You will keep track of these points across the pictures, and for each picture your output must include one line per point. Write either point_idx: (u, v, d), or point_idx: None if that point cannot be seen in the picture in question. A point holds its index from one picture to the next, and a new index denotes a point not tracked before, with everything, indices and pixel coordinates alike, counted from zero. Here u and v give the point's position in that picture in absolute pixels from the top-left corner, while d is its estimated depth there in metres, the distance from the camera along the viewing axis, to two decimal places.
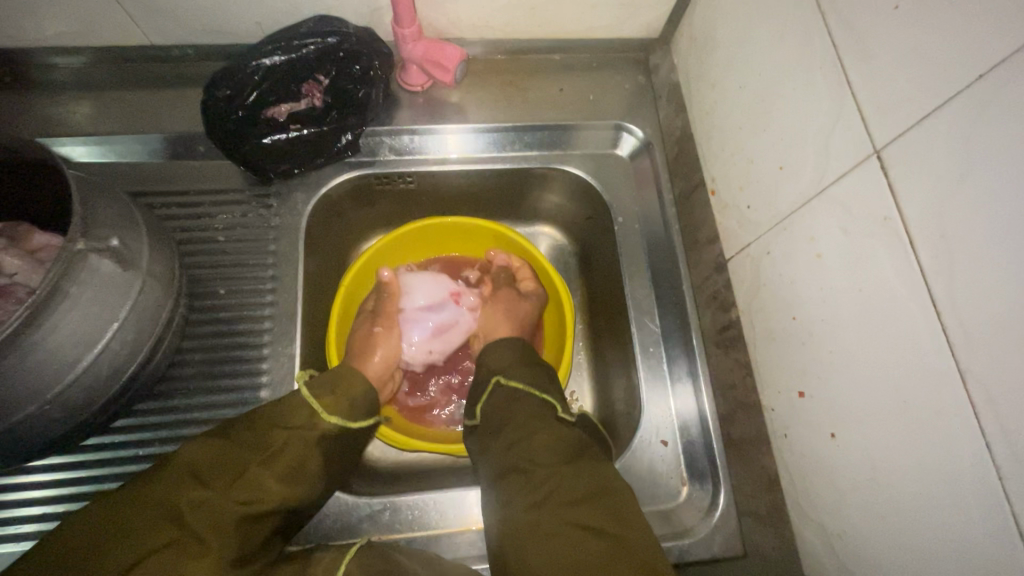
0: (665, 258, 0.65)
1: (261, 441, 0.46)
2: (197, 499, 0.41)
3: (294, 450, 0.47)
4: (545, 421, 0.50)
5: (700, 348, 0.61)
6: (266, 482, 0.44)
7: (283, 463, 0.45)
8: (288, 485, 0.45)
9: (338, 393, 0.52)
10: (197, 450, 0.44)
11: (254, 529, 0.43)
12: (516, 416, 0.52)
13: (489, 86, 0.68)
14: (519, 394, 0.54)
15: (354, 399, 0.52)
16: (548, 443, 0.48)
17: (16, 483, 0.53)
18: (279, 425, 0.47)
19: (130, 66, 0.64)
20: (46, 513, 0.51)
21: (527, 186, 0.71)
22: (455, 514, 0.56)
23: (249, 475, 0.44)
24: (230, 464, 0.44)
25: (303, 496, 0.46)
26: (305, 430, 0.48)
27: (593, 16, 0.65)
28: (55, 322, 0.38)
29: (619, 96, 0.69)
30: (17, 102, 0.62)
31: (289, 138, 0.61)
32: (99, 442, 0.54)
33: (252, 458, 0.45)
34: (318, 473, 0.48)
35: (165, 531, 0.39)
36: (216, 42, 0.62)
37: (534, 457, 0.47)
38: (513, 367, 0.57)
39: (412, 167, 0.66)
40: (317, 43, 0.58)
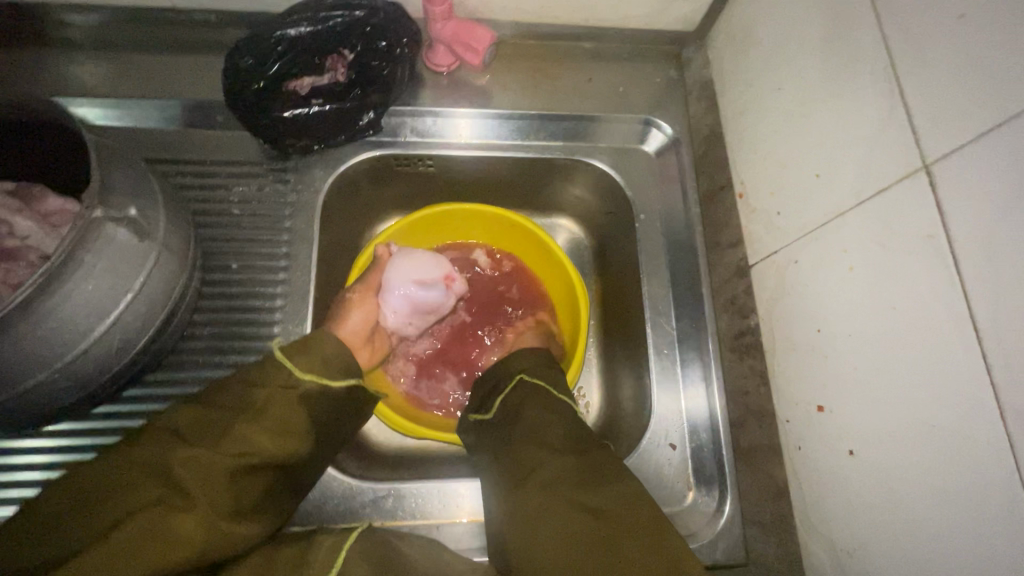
0: (685, 259, 0.64)
1: (242, 400, 0.45)
2: (185, 456, 0.41)
3: (278, 405, 0.46)
4: (554, 418, 0.50)
5: (715, 353, 0.60)
6: (253, 436, 0.43)
7: (270, 418, 0.45)
8: (278, 440, 0.44)
9: (311, 353, 0.49)
10: (181, 414, 0.43)
11: (244, 484, 0.42)
12: (534, 405, 0.52)
13: (518, 72, 0.66)
14: (528, 392, 0.53)
15: (331, 361, 0.50)
16: (559, 442, 0.48)
17: (19, 447, 0.52)
18: (255, 385, 0.46)
19: (149, 28, 0.62)
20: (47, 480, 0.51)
21: (550, 177, 0.69)
22: (456, 506, 0.56)
23: (235, 431, 0.43)
24: (213, 425, 0.43)
25: (295, 452, 0.46)
26: (286, 388, 0.47)
27: (629, 5, 0.62)
28: (70, 290, 0.38)
29: (649, 89, 0.68)
30: (33, 59, 0.61)
31: (310, 113, 0.59)
32: (104, 412, 0.53)
33: (237, 415, 0.44)
34: (305, 429, 0.47)
35: (152, 488, 0.39)
36: (239, 9, 0.60)
37: (547, 449, 0.48)
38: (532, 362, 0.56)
39: (432, 150, 0.64)
40: (344, 15, 0.58)
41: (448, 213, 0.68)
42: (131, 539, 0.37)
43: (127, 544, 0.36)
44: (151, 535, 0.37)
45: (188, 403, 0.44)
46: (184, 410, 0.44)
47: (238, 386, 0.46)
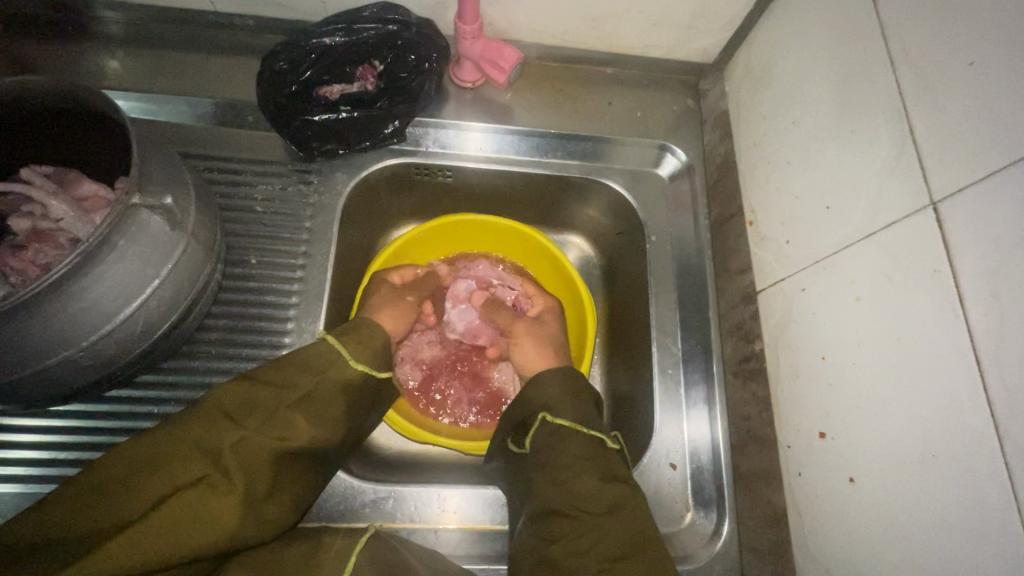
0: (693, 282, 0.65)
1: (291, 384, 0.47)
2: (234, 438, 0.42)
3: (321, 393, 0.48)
4: (589, 467, 0.50)
5: (719, 376, 0.61)
6: (298, 422, 0.46)
7: (311, 405, 0.47)
8: (317, 428, 0.47)
9: (362, 343, 0.53)
10: (229, 394, 0.45)
11: (283, 469, 0.45)
12: (569, 450, 0.51)
13: (539, 92, 0.68)
14: (556, 432, 0.53)
15: (375, 350, 0.54)
16: (592, 492, 0.48)
17: (27, 425, 0.53)
18: (305, 370, 0.49)
19: (188, 28, 0.64)
20: (52, 460, 0.52)
21: (566, 196, 0.71)
22: (453, 513, 0.56)
23: (281, 415, 0.45)
24: (261, 408, 0.45)
25: (331, 440, 0.48)
26: (333, 376, 0.50)
27: (652, 34, 0.65)
28: (101, 272, 0.39)
29: (666, 116, 0.70)
30: (74, 51, 0.63)
31: (337, 120, 0.61)
32: (113, 397, 0.54)
33: (284, 400, 0.46)
34: (344, 419, 0.50)
35: (200, 465, 0.41)
36: (277, 16, 0.63)
37: (578, 503, 0.48)
38: (561, 402, 0.55)
39: (451, 161, 0.66)
40: (377, 28, 0.60)
41: (466, 224, 0.70)
42: (178, 515, 0.38)
43: (175, 520, 0.38)
44: (198, 511, 0.39)
45: (212, 390, 0.45)
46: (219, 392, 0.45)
47: (284, 370, 0.48)
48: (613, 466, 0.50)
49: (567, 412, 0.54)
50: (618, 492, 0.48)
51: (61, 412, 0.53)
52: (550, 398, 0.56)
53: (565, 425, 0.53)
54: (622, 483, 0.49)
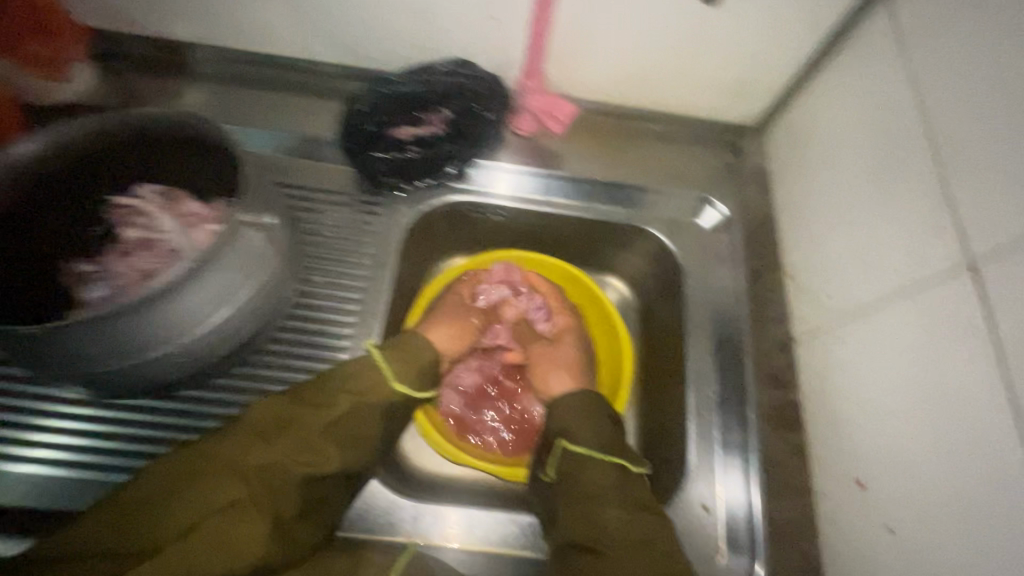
0: (730, 325, 0.66)
1: (325, 405, 0.51)
2: (264, 462, 0.46)
3: (351, 418, 0.51)
4: (610, 494, 0.51)
5: (754, 421, 0.61)
6: (324, 448, 0.49)
7: (339, 431, 0.50)
8: (344, 452, 0.50)
9: (406, 362, 0.56)
10: (266, 415, 0.50)
11: (311, 492, 0.48)
12: (591, 479, 0.52)
13: (589, 142, 0.74)
14: (576, 458, 0.54)
15: (413, 363, 0.57)
16: (619, 524, 0.49)
17: (64, 411, 0.57)
18: (337, 392, 0.52)
19: (278, 70, 0.72)
20: (85, 446, 0.55)
21: (608, 240, 0.74)
22: (461, 533, 0.57)
23: (309, 440, 0.49)
24: (292, 431, 0.49)
25: (358, 463, 0.51)
26: (362, 399, 0.52)
27: (698, 96, 0.70)
28: (208, 277, 0.44)
29: (706, 168, 0.74)
30: (179, 85, 0.71)
31: (407, 158, 0.68)
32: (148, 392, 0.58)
33: (315, 424, 0.50)
34: (372, 440, 0.52)
35: (234, 487, 0.45)
36: (359, 65, 0.70)
37: (603, 536, 0.49)
38: (581, 429, 0.56)
39: (504, 202, 0.71)
40: (451, 81, 0.67)
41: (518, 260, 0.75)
42: (211, 536, 0.42)
43: (207, 541, 0.42)
44: (227, 533, 0.43)
45: (253, 409, 0.50)
46: (260, 412, 0.50)
47: (319, 392, 0.52)
48: (635, 493, 0.52)
49: (584, 434, 0.56)
50: (637, 521, 0.50)
51: (119, 407, 0.57)
52: (570, 422, 0.58)
53: (583, 452, 0.54)
54: (644, 510, 0.51)
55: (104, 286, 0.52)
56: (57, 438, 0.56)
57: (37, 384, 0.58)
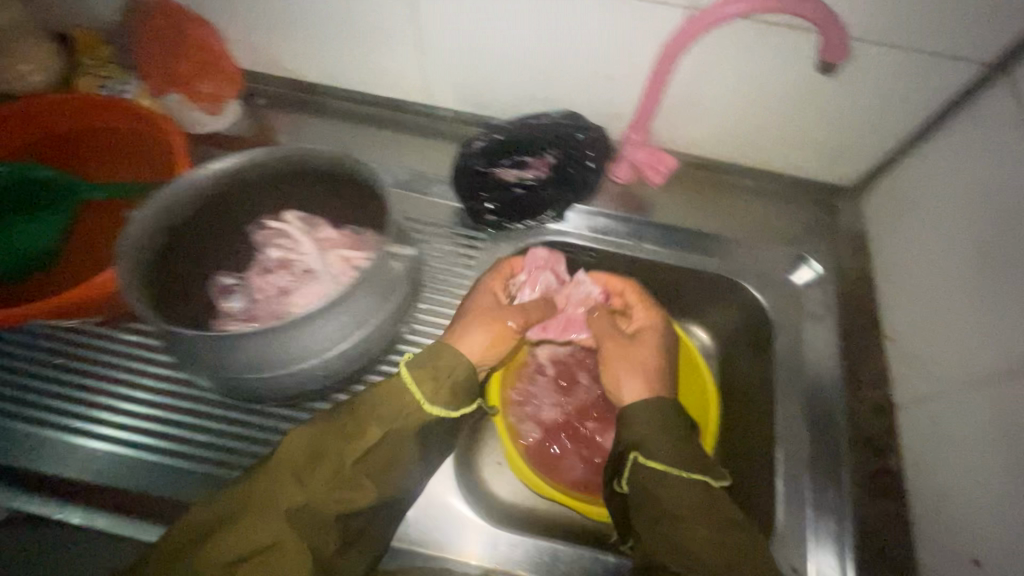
0: (823, 385, 0.66)
1: (359, 436, 0.52)
2: (299, 502, 0.48)
3: (385, 447, 0.53)
4: (699, 516, 0.52)
5: (850, 486, 0.61)
6: (360, 482, 0.51)
7: (373, 464, 0.52)
8: (378, 483, 0.52)
9: (438, 378, 0.56)
10: (297, 451, 0.50)
11: (347, 524, 0.50)
12: (674, 495, 0.53)
13: (685, 194, 0.76)
14: (656, 475, 0.55)
15: (445, 379, 0.56)
16: (709, 543, 0.50)
17: (135, 395, 0.65)
18: (371, 422, 0.53)
19: (400, 113, 0.79)
20: (149, 429, 0.63)
21: (697, 290, 0.75)
22: (485, 552, 0.60)
23: (343, 476, 0.50)
24: (325, 466, 0.50)
25: (394, 491, 0.53)
26: (397, 428, 0.53)
27: (798, 157, 0.71)
28: (353, 294, 0.50)
29: (802, 227, 0.75)
30: (313, 123, 0.79)
31: (512, 196, 0.73)
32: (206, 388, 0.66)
33: (348, 459, 0.51)
34: (409, 467, 0.54)
35: (271, 530, 0.46)
36: (474, 112, 0.76)
37: (692, 554, 0.50)
38: (653, 443, 0.57)
39: (598, 245, 0.74)
40: (558, 127, 0.72)
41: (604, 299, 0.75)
42: None
43: None
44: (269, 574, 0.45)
45: (281, 445, 0.51)
46: (289, 448, 0.50)
47: (349, 425, 0.52)
48: (720, 514, 0.52)
49: (660, 447, 0.56)
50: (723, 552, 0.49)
51: (193, 403, 0.65)
52: (647, 433, 0.58)
53: (658, 467, 0.55)
54: (735, 531, 0.51)
55: (240, 297, 0.58)
56: (128, 418, 0.64)
57: (114, 368, 0.66)
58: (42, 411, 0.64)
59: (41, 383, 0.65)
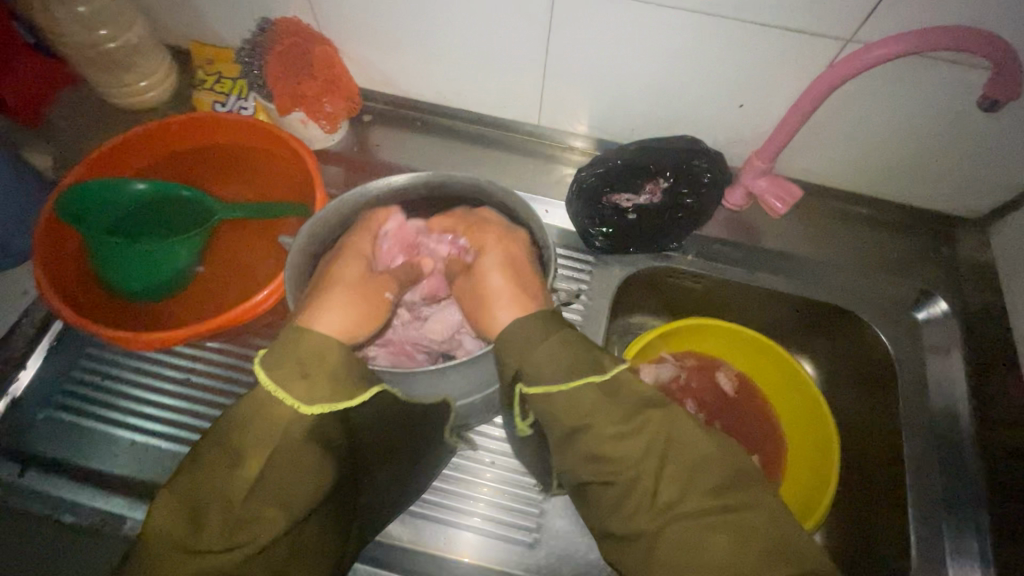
0: (953, 425, 0.64)
1: (242, 457, 0.41)
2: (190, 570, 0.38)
3: (281, 458, 0.42)
4: (600, 417, 0.44)
5: (990, 533, 0.59)
6: (262, 511, 0.40)
7: (273, 484, 0.41)
8: (283, 505, 0.41)
9: (309, 379, 0.44)
10: (171, 514, 0.40)
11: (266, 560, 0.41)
12: (591, 416, 0.44)
13: (798, 222, 0.75)
14: (555, 395, 0.46)
15: (306, 357, 0.44)
16: (636, 441, 0.43)
17: (156, 391, 0.67)
18: (257, 437, 0.42)
19: (507, 133, 0.79)
20: (173, 423, 0.65)
21: (810, 321, 0.74)
22: (476, 548, 0.61)
23: (239, 515, 0.40)
24: (216, 514, 0.40)
25: (309, 500, 0.43)
26: (285, 435, 0.42)
27: (922, 187, 0.69)
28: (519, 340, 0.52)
29: (921, 258, 0.73)
30: (417, 138, 0.79)
31: (625, 223, 0.72)
32: (219, 381, 0.67)
33: (238, 491, 0.40)
34: (314, 463, 0.43)
35: None
36: (585, 135, 0.76)
37: (630, 466, 0.43)
38: (537, 372, 0.47)
39: (710, 271, 0.74)
40: (681, 155, 0.69)
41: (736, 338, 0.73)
42: None
43: None
44: None
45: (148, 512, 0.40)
46: (159, 515, 0.40)
47: (229, 449, 0.42)
48: (626, 399, 0.45)
49: (552, 371, 0.46)
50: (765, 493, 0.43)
51: (213, 390, 0.67)
52: (528, 353, 0.47)
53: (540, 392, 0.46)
54: (643, 409, 0.45)
55: None
56: (155, 411, 0.66)
57: (139, 361, 0.68)
58: (83, 412, 0.65)
59: (86, 381, 0.67)
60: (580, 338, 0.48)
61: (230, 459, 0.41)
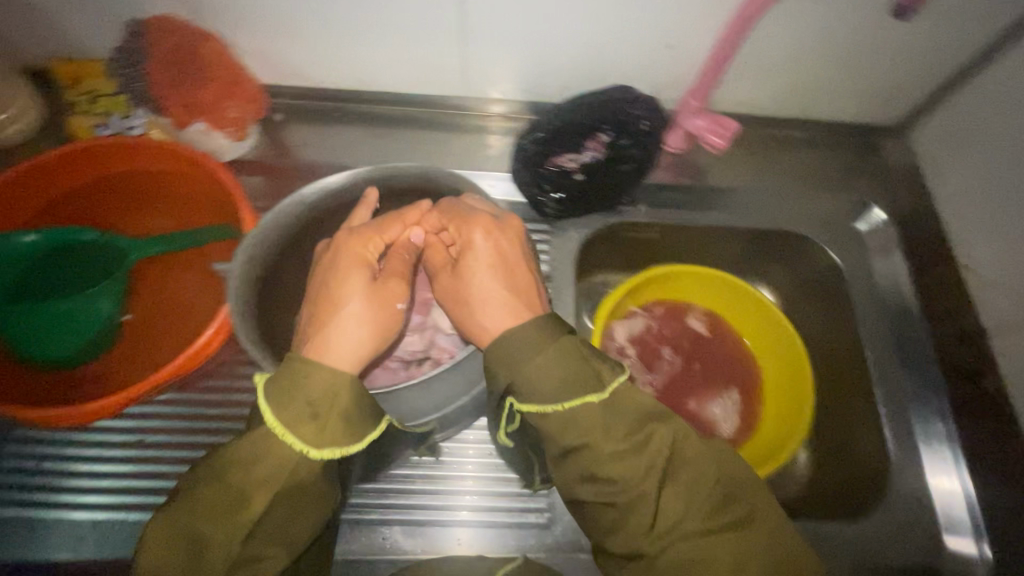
0: (905, 321, 0.69)
1: (241, 497, 0.39)
2: None
3: (281, 498, 0.40)
4: (601, 435, 0.42)
5: (952, 411, 0.65)
6: (263, 549, 0.40)
7: (272, 522, 0.40)
8: (283, 543, 0.41)
9: (320, 418, 0.41)
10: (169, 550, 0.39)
11: None
12: (594, 435, 0.42)
13: (737, 154, 0.76)
14: (549, 413, 0.43)
15: (315, 399, 0.41)
16: (636, 463, 0.42)
17: (93, 458, 0.60)
18: (254, 475, 0.40)
19: (433, 109, 0.74)
20: (123, 488, 0.59)
21: (765, 250, 0.76)
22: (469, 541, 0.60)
23: (239, 555, 0.39)
24: (215, 552, 0.39)
25: (311, 533, 0.43)
26: (285, 477, 0.40)
27: (847, 102, 0.72)
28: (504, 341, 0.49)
29: (852, 170, 0.76)
30: (337, 130, 0.73)
31: (574, 186, 0.69)
32: (163, 431, 0.61)
33: (237, 530, 0.39)
34: (319, 504, 0.42)
35: None
36: (515, 100, 0.73)
37: (631, 490, 0.41)
38: (534, 383, 0.43)
39: (665, 219, 0.73)
40: (615, 105, 0.68)
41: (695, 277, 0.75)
42: None
43: None
44: None
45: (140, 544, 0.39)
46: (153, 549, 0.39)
47: (227, 484, 0.40)
48: (628, 418, 0.43)
49: (546, 388, 0.43)
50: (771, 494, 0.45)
51: (161, 443, 0.61)
52: (524, 370, 0.43)
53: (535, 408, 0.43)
54: (646, 427, 0.43)
55: None
56: (98, 481, 0.59)
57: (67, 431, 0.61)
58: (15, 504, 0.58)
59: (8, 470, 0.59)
60: (582, 346, 0.46)
61: (233, 498, 0.39)
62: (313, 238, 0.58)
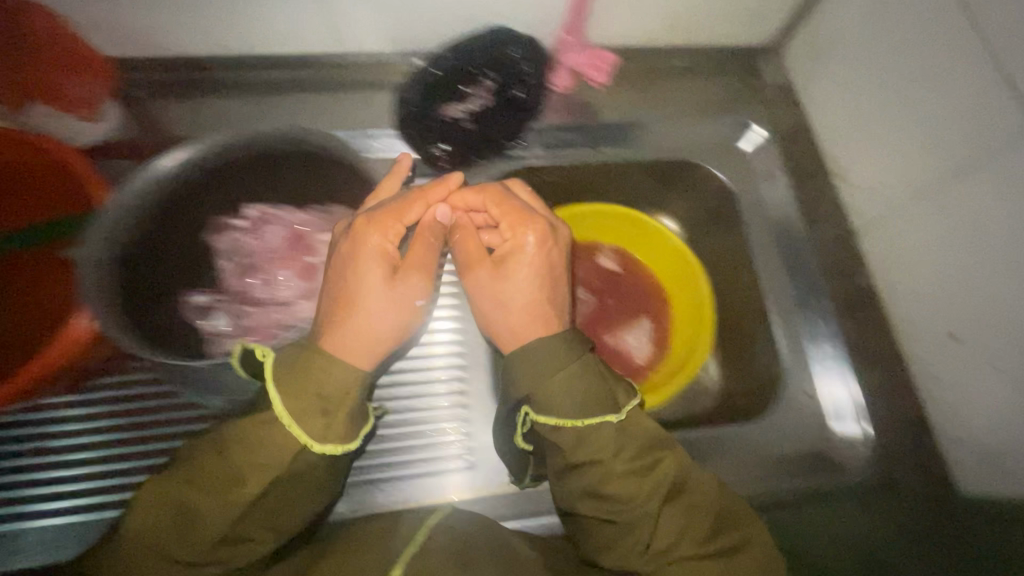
0: (790, 232, 0.73)
1: (235, 477, 0.42)
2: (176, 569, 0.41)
3: (275, 490, 0.43)
4: (612, 453, 0.46)
5: (835, 311, 0.70)
6: (255, 533, 0.43)
7: (262, 508, 0.43)
8: (270, 528, 0.44)
9: (329, 417, 0.44)
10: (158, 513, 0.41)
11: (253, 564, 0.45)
12: (603, 449, 0.46)
13: (623, 88, 0.77)
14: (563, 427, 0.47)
15: (329, 398, 0.44)
16: (639, 485, 0.45)
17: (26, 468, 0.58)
18: (249, 462, 0.42)
19: (306, 69, 0.70)
20: (62, 491, 0.58)
21: (659, 181, 0.78)
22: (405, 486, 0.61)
23: (228, 533, 0.42)
24: (201, 525, 0.41)
25: (300, 522, 0.46)
26: (279, 472, 0.43)
27: (719, 24, 0.73)
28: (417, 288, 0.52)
29: (733, 94, 0.78)
30: (205, 101, 0.69)
31: (463, 136, 0.69)
32: (94, 428, 0.59)
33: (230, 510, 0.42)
34: (314, 496, 0.46)
35: None
36: (392, 51, 0.70)
37: (628, 509, 0.45)
38: (545, 393, 0.47)
39: (560, 160, 0.73)
40: (488, 49, 0.67)
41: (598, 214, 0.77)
42: None
43: None
44: None
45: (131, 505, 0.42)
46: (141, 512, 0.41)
47: (220, 460, 0.43)
48: (637, 438, 0.47)
49: (569, 407, 0.46)
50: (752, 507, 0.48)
51: (95, 441, 0.59)
52: (542, 385, 0.47)
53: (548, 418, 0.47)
54: (656, 452, 0.47)
55: (223, 316, 0.59)
56: (35, 488, 0.58)
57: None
58: None
59: None
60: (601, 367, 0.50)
61: (222, 476, 0.42)
62: (202, 217, 0.59)
